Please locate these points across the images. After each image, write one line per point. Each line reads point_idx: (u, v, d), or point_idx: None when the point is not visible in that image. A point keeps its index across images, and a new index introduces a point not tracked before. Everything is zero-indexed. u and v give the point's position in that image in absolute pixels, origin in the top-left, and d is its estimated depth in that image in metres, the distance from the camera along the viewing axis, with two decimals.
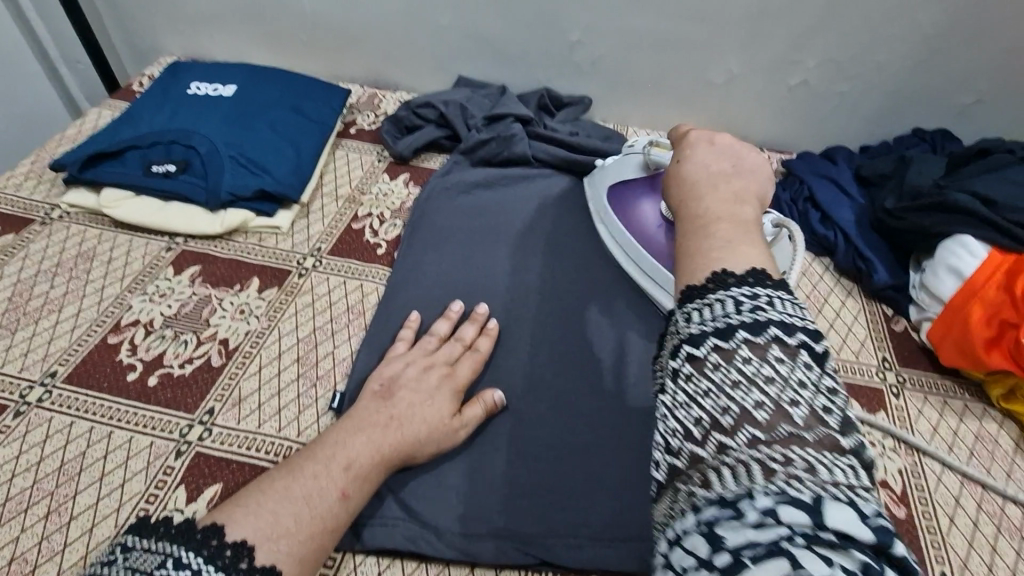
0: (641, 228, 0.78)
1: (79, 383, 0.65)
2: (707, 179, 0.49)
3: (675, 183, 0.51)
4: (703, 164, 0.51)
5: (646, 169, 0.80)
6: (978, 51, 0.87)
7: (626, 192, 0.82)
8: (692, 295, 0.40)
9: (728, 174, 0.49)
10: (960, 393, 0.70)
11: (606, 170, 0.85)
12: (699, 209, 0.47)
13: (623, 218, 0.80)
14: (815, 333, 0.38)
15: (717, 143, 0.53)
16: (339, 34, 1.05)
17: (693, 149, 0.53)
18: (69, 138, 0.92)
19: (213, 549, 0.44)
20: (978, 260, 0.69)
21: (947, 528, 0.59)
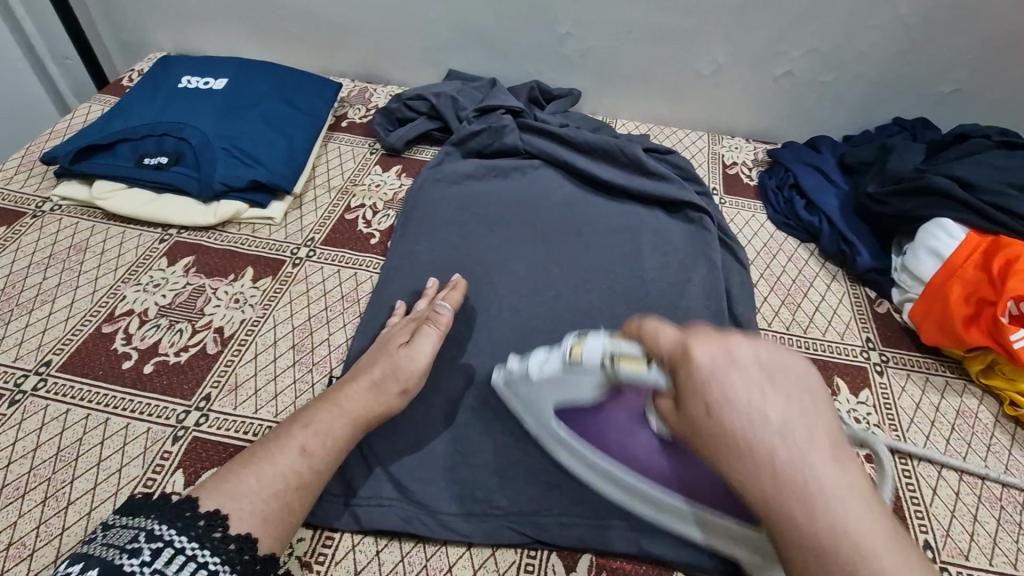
0: (626, 453, 0.57)
1: (74, 371, 0.65)
2: (783, 461, 0.40)
3: (745, 454, 0.41)
4: (766, 419, 0.41)
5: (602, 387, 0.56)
6: (956, 41, 0.90)
7: (577, 408, 0.59)
8: None
9: (805, 425, 0.41)
10: (941, 370, 0.72)
11: (536, 389, 0.58)
12: (811, 511, 0.39)
13: (592, 444, 0.58)
14: None
15: (758, 369, 0.42)
16: (330, 29, 1.05)
17: (733, 388, 0.42)
18: (59, 131, 0.92)
19: (186, 521, 0.46)
20: (957, 242, 0.71)
21: (930, 499, 0.61)
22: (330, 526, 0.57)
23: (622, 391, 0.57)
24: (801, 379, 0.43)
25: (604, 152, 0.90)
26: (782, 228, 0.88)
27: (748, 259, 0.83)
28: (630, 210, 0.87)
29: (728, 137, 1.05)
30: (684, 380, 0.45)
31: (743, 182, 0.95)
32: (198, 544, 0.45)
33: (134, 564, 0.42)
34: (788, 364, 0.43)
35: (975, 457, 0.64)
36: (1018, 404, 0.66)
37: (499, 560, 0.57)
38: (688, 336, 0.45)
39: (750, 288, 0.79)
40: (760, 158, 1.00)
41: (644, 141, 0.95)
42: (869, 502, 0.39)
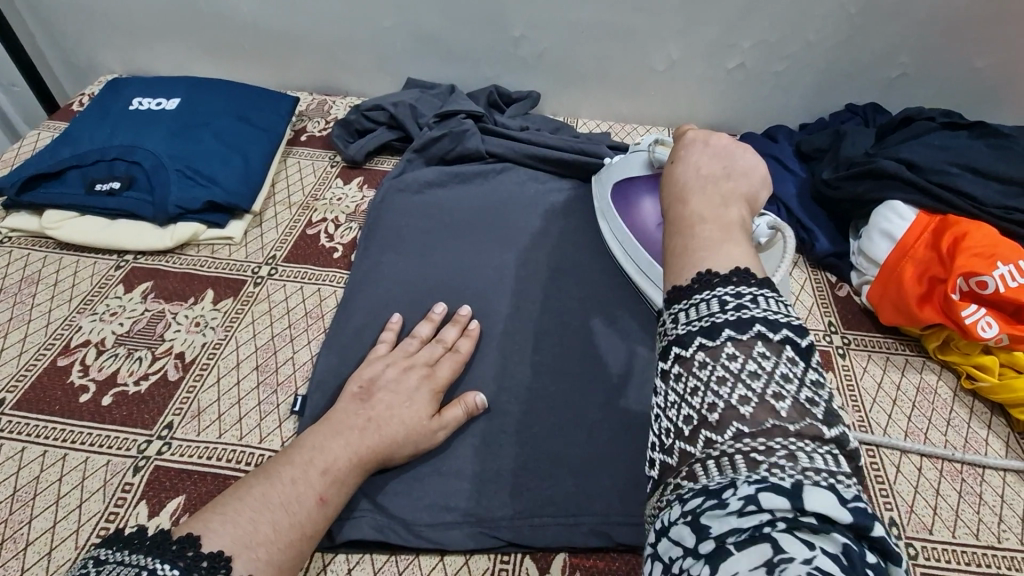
0: (639, 227, 0.78)
1: (29, 408, 0.63)
2: (695, 185, 0.49)
3: (665, 181, 0.52)
4: (694, 164, 0.52)
5: (650, 167, 0.79)
6: (899, 26, 0.92)
7: (628, 187, 0.81)
8: (677, 295, 0.42)
9: (722, 178, 0.50)
10: (901, 349, 0.73)
11: (613, 166, 0.84)
12: (687, 209, 0.48)
13: (623, 215, 0.80)
14: (800, 327, 0.39)
15: (713, 144, 0.53)
16: (284, 42, 1.04)
17: (687, 149, 0.54)
18: (6, 161, 0.90)
19: (188, 561, 0.43)
20: (907, 223, 0.73)
21: (894, 476, 0.62)
22: None
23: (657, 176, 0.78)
24: (745, 163, 0.52)
25: (565, 152, 0.91)
26: None
27: None
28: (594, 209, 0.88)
29: None
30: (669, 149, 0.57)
31: None
32: None
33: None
34: (741, 154, 0.52)
35: (935, 432, 0.66)
36: (974, 378, 0.68)
37: (474, 567, 0.56)
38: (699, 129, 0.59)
39: None
40: None
41: (605, 140, 0.95)
42: (735, 220, 0.47)
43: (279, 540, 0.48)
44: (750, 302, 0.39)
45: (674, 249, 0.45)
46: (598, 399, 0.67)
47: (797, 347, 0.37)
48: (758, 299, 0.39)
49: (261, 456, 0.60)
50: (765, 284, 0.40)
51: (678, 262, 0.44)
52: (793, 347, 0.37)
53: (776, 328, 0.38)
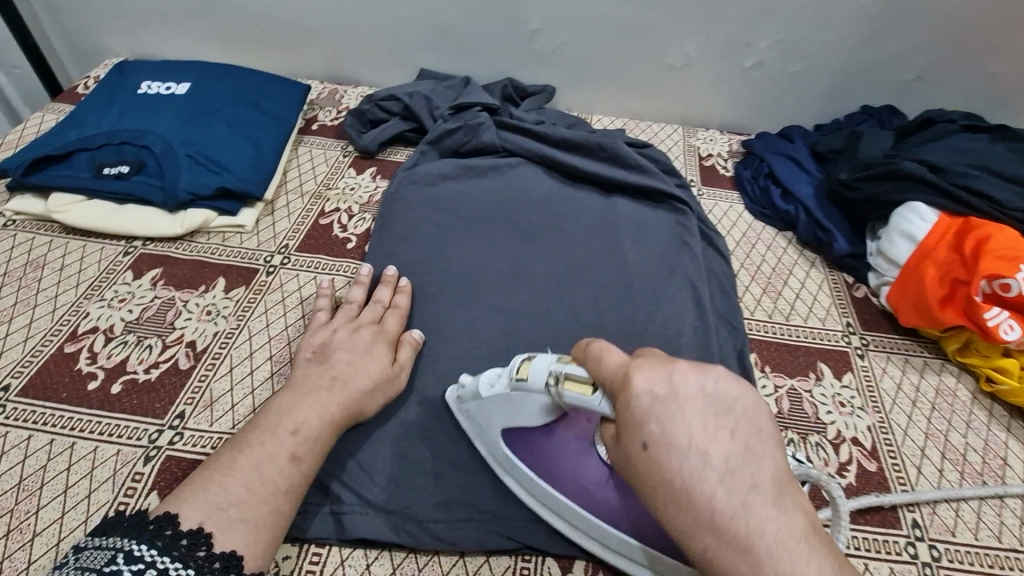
0: (575, 489, 0.53)
1: (36, 395, 0.61)
2: (727, 509, 0.37)
3: (679, 491, 0.38)
4: (709, 456, 0.38)
5: (548, 409, 0.52)
6: (917, 29, 0.92)
7: (523, 432, 0.56)
8: None
9: (749, 467, 0.38)
10: (919, 351, 0.73)
11: (485, 403, 0.56)
12: (756, 564, 0.36)
13: (544, 476, 0.55)
14: None
15: (695, 401, 0.40)
16: (295, 29, 1.02)
17: (668, 424, 0.39)
18: (10, 143, 0.87)
19: (167, 540, 0.44)
20: (929, 224, 0.73)
21: (915, 477, 0.62)
22: (317, 540, 0.55)
23: (564, 417, 0.54)
24: (743, 409, 0.40)
25: (582, 147, 0.90)
26: (759, 218, 0.89)
27: (729, 250, 0.84)
28: (611, 204, 0.87)
29: (702, 130, 1.06)
30: (623, 411, 0.42)
31: (719, 174, 0.96)
32: (181, 564, 0.44)
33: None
34: (733, 395, 0.40)
35: (956, 433, 0.66)
36: (993, 380, 0.68)
37: (494, 565, 0.55)
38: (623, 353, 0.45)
39: (733, 279, 0.80)
40: (734, 149, 1.01)
41: (621, 136, 0.95)
42: (820, 557, 0.37)
43: (252, 498, 0.49)
44: None
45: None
46: None
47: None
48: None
49: None
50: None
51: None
52: None
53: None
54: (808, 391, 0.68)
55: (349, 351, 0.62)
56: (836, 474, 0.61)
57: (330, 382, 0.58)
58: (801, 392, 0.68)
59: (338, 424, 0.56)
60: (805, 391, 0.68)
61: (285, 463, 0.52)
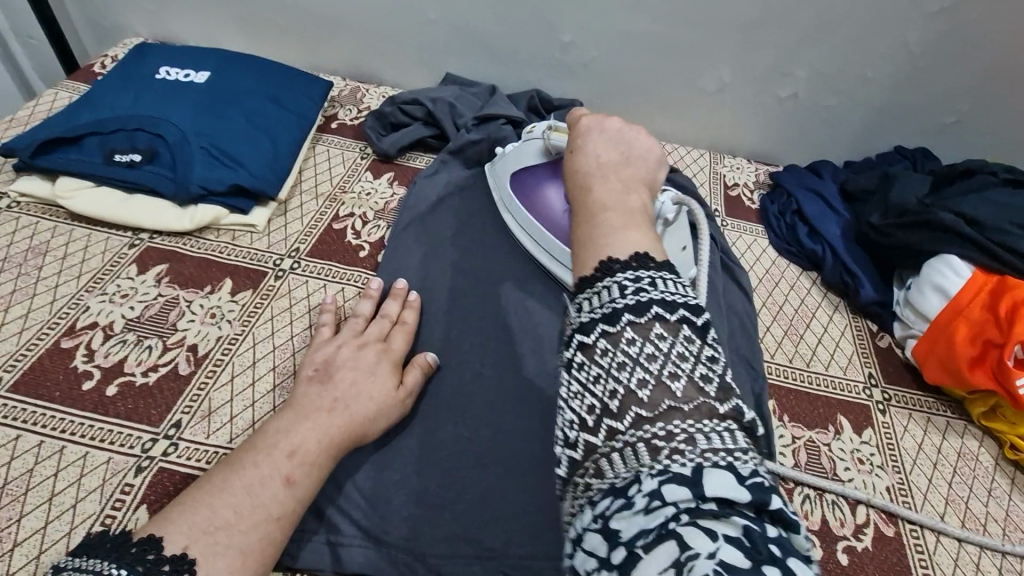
0: (545, 214, 0.75)
1: (27, 392, 0.59)
2: (591, 172, 0.48)
3: (562, 161, 0.52)
4: (592, 153, 0.50)
5: (545, 153, 0.76)
6: (961, 72, 0.89)
7: (524, 176, 0.78)
8: (581, 283, 0.40)
9: (619, 163, 0.49)
10: (942, 411, 0.71)
11: (507, 157, 0.81)
12: (589, 194, 0.46)
13: (528, 207, 0.77)
14: (696, 306, 0.38)
15: (609, 128, 0.52)
16: (322, 23, 1.00)
17: (585, 137, 0.51)
18: (20, 120, 0.85)
19: (148, 566, 0.41)
20: (963, 280, 0.70)
21: (933, 546, 0.59)
22: (309, 570, 0.52)
23: (554, 165, 0.76)
24: (639, 146, 0.51)
25: None
26: (783, 253, 0.86)
27: (750, 285, 0.81)
28: None
29: (729, 157, 1.03)
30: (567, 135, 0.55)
31: (744, 206, 0.93)
32: None
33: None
34: (636, 137, 0.51)
35: (976, 500, 0.63)
36: (1018, 447, 0.66)
37: None
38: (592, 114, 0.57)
39: (754, 318, 0.77)
40: (761, 180, 0.98)
41: None
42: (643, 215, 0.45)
43: (241, 522, 0.46)
44: (647, 287, 0.37)
45: (577, 237, 0.44)
46: None
47: (694, 325, 0.37)
48: (660, 277, 0.38)
49: None
50: (664, 266, 0.39)
51: (576, 254, 0.43)
52: (689, 325, 0.37)
53: (673, 308, 0.37)
54: (826, 444, 0.66)
55: (358, 371, 0.59)
56: (852, 537, 0.59)
57: (334, 404, 0.56)
58: (819, 445, 0.66)
59: (338, 449, 0.54)
60: (824, 444, 0.66)
61: (278, 486, 0.49)
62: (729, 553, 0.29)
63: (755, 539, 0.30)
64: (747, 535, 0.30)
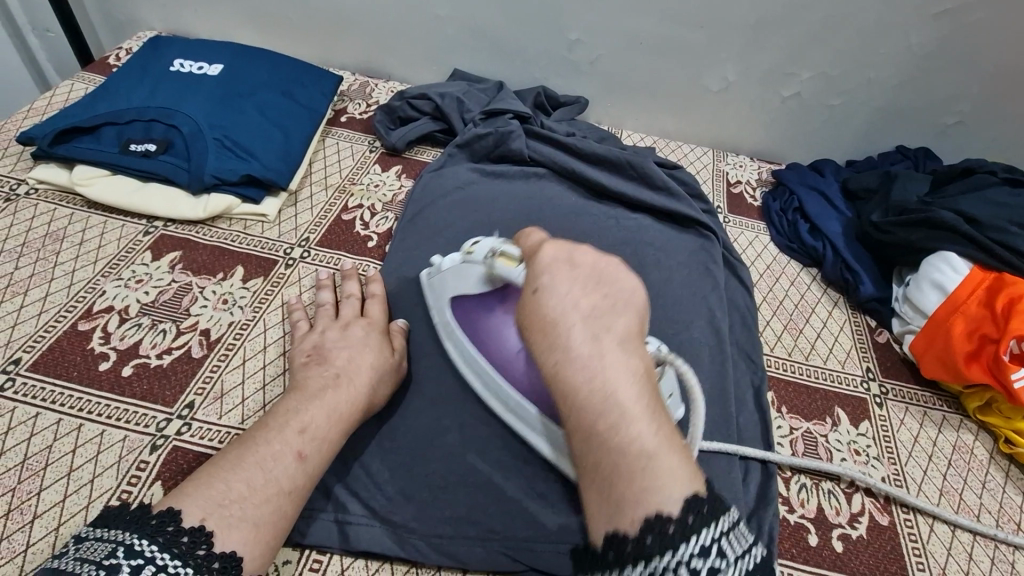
0: (499, 357, 0.62)
1: (46, 372, 0.60)
2: (584, 352, 0.47)
3: (547, 324, 0.49)
4: (569, 301, 0.49)
5: (488, 282, 0.62)
6: (964, 73, 0.90)
7: (468, 306, 0.65)
8: (639, 558, 0.40)
9: (609, 318, 0.48)
10: (939, 405, 0.72)
11: (443, 277, 0.66)
12: (594, 391, 0.46)
13: (476, 345, 0.64)
14: (758, 565, 0.42)
15: (583, 264, 0.51)
16: (333, 19, 1.01)
17: (553, 276, 0.50)
18: (38, 110, 0.87)
19: (167, 537, 0.43)
20: (961, 277, 0.71)
21: (927, 535, 0.61)
22: (319, 547, 0.54)
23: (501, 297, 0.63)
24: (622, 284, 0.51)
25: (612, 164, 0.89)
26: (785, 251, 0.88)
27: (752, 281, 0.82)
28: (636, 223, 0.86)
29: (733, 155, 1.04)
30: (529, 268, 0.53)
31: (747, 203, 0.95)
32: (181, 562, 0.42)
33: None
34: (617, 274, 0.51)
35: (970, 492, 0.64)
36: (1014, 442, 0.67)
37: None
38: (547, 238, 0.55)
39: (755, 312, 0.78)
40: (764, 178, 0.99)
41: (652, 155, 0.94)
42: (647, 403, 0.46)
43: (254, 496, 0.48)
44: (719, 562, 0.40)
45: (606, 458, 0.44)
46: None
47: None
48: (726, 542, 0.41)
49: None
50: (722, 517, 0.41)
51: (616, 485, 0.44)
52: None
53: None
54: (823, 436, 0.67)
55: (367, 355, 0.61)
56: (847, 525, 0.60)
57: (344, 385, 0.58)
58: (816, 437, 0.67)
59: (346, 427, 0.56)
60: (821, 435, 0.67)
61: (290, 461, 0.51)
62: None
63: None
64: None
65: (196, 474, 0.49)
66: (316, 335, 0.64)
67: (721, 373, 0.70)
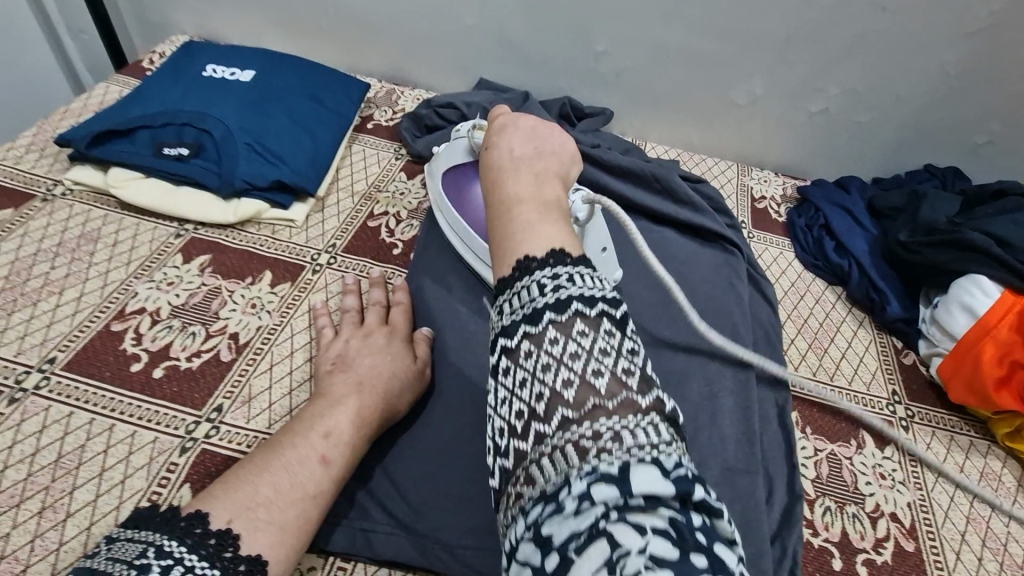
0: (476, 217, 0.74)
1: (79, 371, 0.61)
2: (500, 175, 0.47)
3: (480, 157, 0.50)
4: (507, 144, 0.49)
5: (473, 152, 0.73)
6: (995, 92, 0.89)
7: (456, 172, 0.76)
8: (501, 285, 0.41)
9: (532, 158, 0.48)
10: (966, 430, 0.71)
11: (440, 155, 0.78)
12: (496, 197, 0.46)
13: (454, 203, 0.76)
14: (614, 300, 0.40)
15: (524, 122, 0.51)
16: (363, 27, 1.03)
17: (501, 133, 0.51)
18: (74, 112, 0.88)
19: (196, 538, 0.42)
20: (992, 300, 0.70)
21: (953, 563, 0.60)
22: (343, 554, 0.54)
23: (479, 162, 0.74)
24: (555, 139, 0.51)
25: (637, 176, 0.89)
26: (809, 267, 0.87)
27: (776, 298, 0.82)
28: (660, 237, 0.86)
29: (757, 170, 1.03)
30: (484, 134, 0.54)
31: (771, 218, 0.94)
32: (208, 563, 0.42)
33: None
34: (556, 136, 0.51)
35: (998, 520, 0.64)
36: None
37: None
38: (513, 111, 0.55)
39: (779, 329, 0.78)
40: (788, 194, 0.99)
41: (677, 168, 0.93)
42: (552, 204, 0.45)
43: (285, 503, 0.48)
44: (565, 281, 0.39)
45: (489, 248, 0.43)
46: None
47: (612, 316, 0.39)
48: (579, 275, 0.40)
49: None
50: (580, 261, 0.41)
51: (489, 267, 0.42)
52: (610, 319, 0.39)
53: (592, 302, 0.39)
54: (848, 458, 0.66)
55: (393, 364, 0.62)
56: (871, 550, 0.60)
57: (372, 394, 0.58)
58: (841, 459, 0.66)
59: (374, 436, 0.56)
60: (846, 458, 0.67)
61: (315, 464, 0.51)
62: (658, 547, 0.30)
63: (681, 531, 0.32)
64: (674, 526, 0.32)
65: (226, 478, 0.49)
66: (342, 342, 0.64)
67: (745, 391, 0.70)
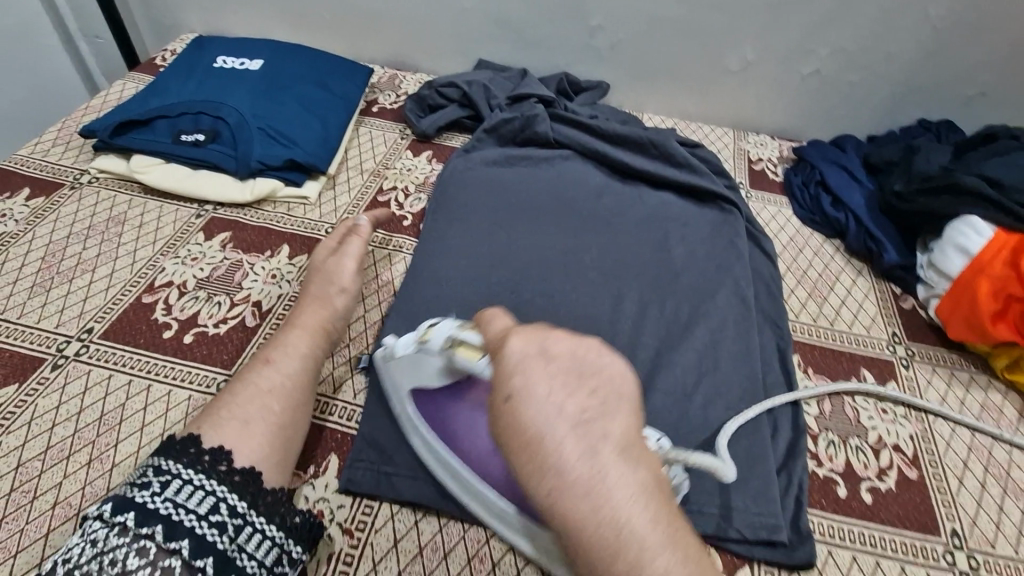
0: (476, 456, 0.54)
1: (116, 339, 0.65)
2: (584, 476, 0.34)
3: (535, 455, 0.35)
4: (555, 412, 0.35)
5: (450, 375, 0.52)
6: (984, 43, 0.91)
7: (430, 397, 0.56)
8: None
9: (603, 433, 0.35)
10: (966, 366, 0.73)
11: (398, 362, 0.55)
12: (609, 521, 0.33)
13: (445, 441, 0.56)
14: None
15: (559, 356, 0.37)
16: (365, 16, 1.06)
17: (529, 379, 0.37)
18: (95, 107, 0.93)
19: (192, 456, 0.49)
20: (984, 239, 0.72)
21: (956, 488, 0.62)
22: (369, 494, 0.56)
23: (450, 386, 0.54)
24: (610, 375, 0.38)
25: (635, 143, 0.92)
26: (807, 223, 0.89)
27: (775, 252, 0.84)
28: (659, 200, 0.88)
29: (753, 134, 1.06)
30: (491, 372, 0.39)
31: (769, 179, 0.97)
32: (205, 476, 0.48)
33: (148, 495, 0.46)
34: (598, 354, 0.38)
35: (999, 448, 0.65)
36: None
37: None
38: (522, 327, 0.40)
39: (778, 280, 0.81)
40: (785, 156, 1.01)
41: (674, 135, 0.96)
42: (662, 525, 0.34)
43: None
44: None
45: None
46: (660, 384, 0.68)
47: None
48: None
49: (337, 405, 0.63)
50: None
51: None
52: None
53: None
54: (850, 395, 0.69)
55: None
56: (875, 478, 0.62)
57: None
58: (843, 396, 0.69)
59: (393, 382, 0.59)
60: (847, 395, 0.69)
61: None
62: None
63: None
64: None
65: (216, 407, 0.54)
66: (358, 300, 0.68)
67: (748, 337, 0.72)
